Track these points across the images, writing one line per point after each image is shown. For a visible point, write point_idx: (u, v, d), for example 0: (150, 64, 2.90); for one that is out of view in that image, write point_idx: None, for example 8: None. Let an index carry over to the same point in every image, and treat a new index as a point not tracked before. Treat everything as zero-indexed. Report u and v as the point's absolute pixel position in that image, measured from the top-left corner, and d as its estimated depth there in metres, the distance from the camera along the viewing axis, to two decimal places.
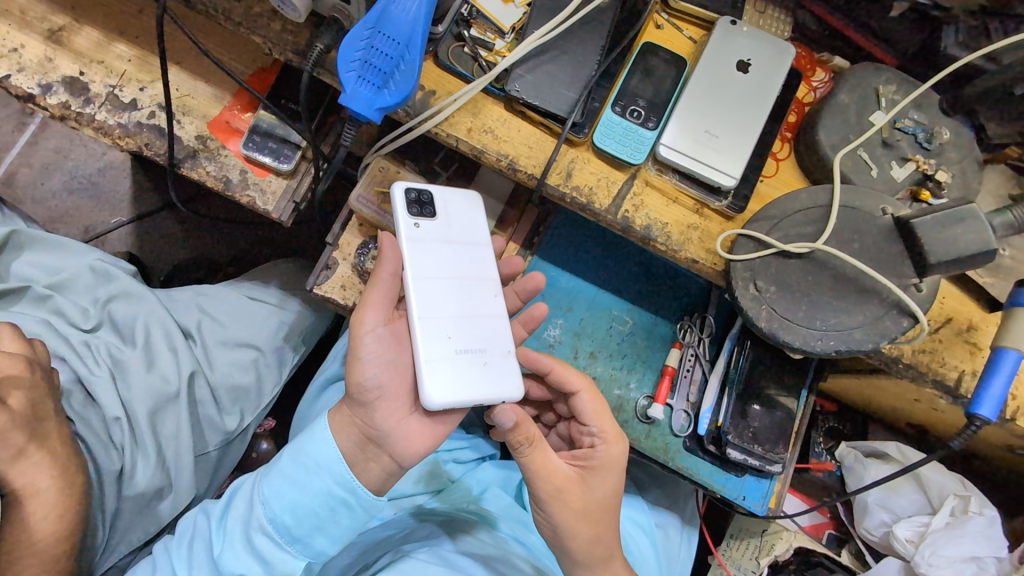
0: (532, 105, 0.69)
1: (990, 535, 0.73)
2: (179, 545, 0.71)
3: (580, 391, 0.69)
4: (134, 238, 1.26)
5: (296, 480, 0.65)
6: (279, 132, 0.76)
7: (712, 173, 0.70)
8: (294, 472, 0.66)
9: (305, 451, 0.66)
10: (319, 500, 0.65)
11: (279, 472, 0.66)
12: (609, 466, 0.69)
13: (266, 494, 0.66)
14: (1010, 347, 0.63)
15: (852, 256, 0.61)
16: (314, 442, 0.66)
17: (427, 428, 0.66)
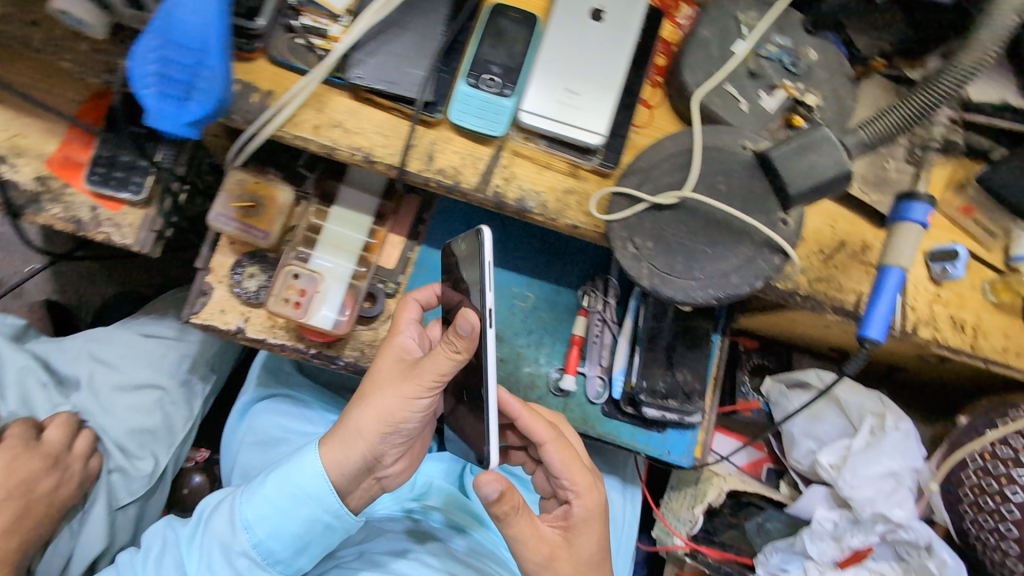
0: (379, 91, 0.66)
1: (905, 448, 0.76)
2: (146, 558, 0.71)
3: (545, 445, 0.65)
4: (52, 284, 1.16)
5: (279, 506, 0.66)
6: (123, 159, 0.70)
7: (577, 133, 0.66)
8: (276, 497, 0.67)
9: (292, 478, 0.66)
10: (303, 526, 0.67)
11: (264, 498, 0.67)
12: (590, 512, 0.65)
13: (249, 519, 0.67)
14: (894, 265, 0.63)
15: (719, 199, 0.60)
16: (299, 470, 0.67)
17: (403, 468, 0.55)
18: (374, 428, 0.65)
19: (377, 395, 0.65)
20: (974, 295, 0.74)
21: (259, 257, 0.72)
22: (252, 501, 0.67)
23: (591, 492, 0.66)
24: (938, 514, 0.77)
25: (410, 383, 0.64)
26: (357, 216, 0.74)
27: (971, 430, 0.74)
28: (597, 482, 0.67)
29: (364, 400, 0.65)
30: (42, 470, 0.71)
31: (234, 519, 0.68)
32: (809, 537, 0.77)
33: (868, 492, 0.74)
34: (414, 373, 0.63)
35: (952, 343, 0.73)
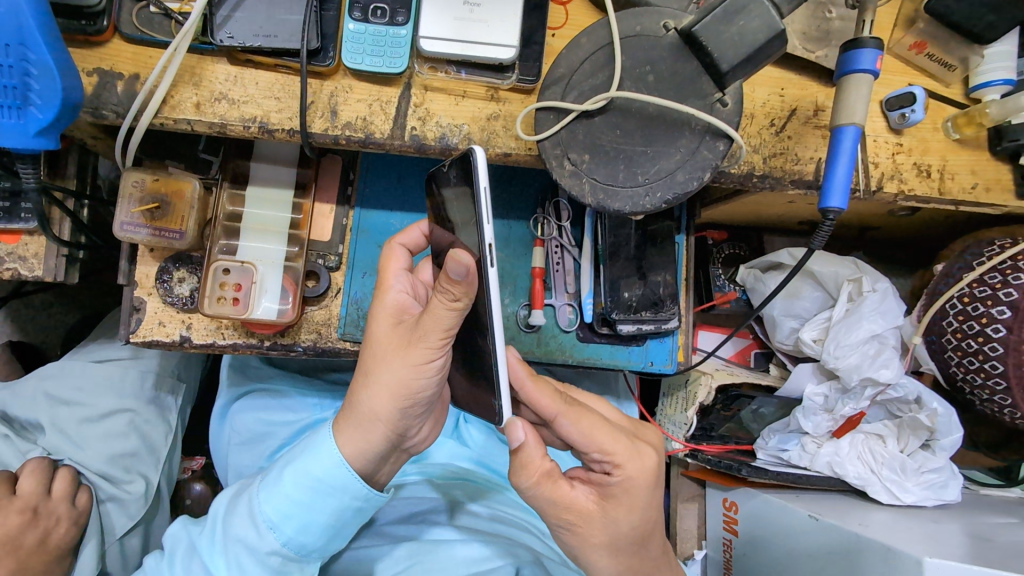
0: (255, 49, 0.57)
1: (884, 309, 0.75)
2: (171, 563, 0.63)
3: (558, 414, 0.54)
4: (10, 323, 1.07)
5: (302, 499, 0.58)
6: (4, 185, 0.63)
7: (485, 50, 0.59)
8: (295, 490, 0.58)
9: (311, 466, 0.58)
10: (333, 516, 0.59)
11: (284, 495, 0.58)
12: (637, 483, 0.54)
13: (271, 516, 0.58)
14: (847, 124, 0.59)
15: (651, 93, 0.54)
16: (315, 457, 0.59)
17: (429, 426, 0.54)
18: (391, 404, 0.57)
19: (382, 367, 0.57)
20: (938, 137, 0.70)
21: (185, 259, 0.67)
22: (273, 496, 0.58)
23: (634, 459, 0.54)
24: (925, 365, 0.77)
25: (412, 346, 0.56)
26: (279, 192, 0.69)
27: (948, 276, 0.73)
28: (639, 444, 0.55)
29: (368, 374, 0.57)
30: (23, 524, 0.68)
31: (255, 520, 0.59)
32: (802, 414, 0.78)
33: (852, 359, 0.74)
34: (422, 331, 0.55)
35: (920, 193, 0.70)
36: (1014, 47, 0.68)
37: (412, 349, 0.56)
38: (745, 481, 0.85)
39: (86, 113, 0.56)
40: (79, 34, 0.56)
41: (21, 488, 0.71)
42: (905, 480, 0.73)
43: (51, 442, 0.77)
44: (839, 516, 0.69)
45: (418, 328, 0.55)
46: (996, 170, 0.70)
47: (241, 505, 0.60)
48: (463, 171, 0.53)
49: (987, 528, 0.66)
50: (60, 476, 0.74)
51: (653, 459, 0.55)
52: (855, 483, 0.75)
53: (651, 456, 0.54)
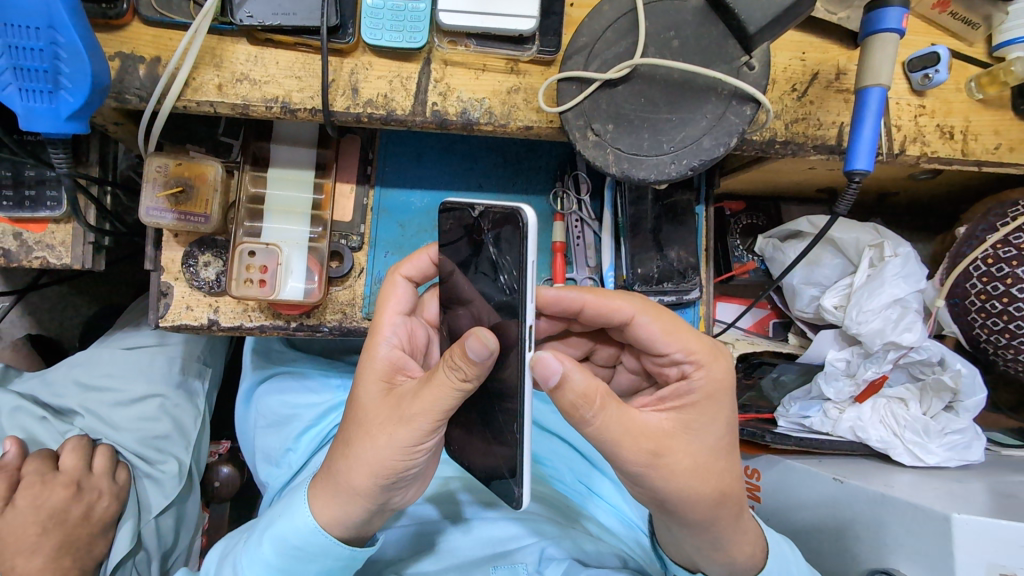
0: (275, 27, 0.57)
1: (907, 273, 0.75)
2: None
3: (634, 316, 0.54)
4: (29, 318, 1.08)
5: (286, 562, 0.57)
6: (29, 174, 0.63)
7: (505, 22, 0.58)
8: (278, 555, 0.57)
9: (287, 533, 0.56)
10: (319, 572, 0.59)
11: (264, 560, 0.57)
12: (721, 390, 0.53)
13: None
14: (874, 85, 0.58)
15: (675, 59, 0.54)
16: (292, 522, 0.56)
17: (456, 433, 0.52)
18: (370, 480, 0.53)
19: (367, 440, 0.52)
20: (961, 98, 0.69)
21: (209, 243, 0.68)
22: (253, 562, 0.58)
23: (711, 364, 0.53)
24: (948, 328, 0.77)
25: (398, 422, 0.51)
26: (298, 172, 0.69)
27: (972, 238, 0.73)
28: (717, 353, 0.54)
29: (354, 443, 0.53)
30: (68, 498, 0.71)
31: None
32: (824, 379, 0.79)
33: (875, 324, 0.74)
34: (410, 409, 0.50)
35: (943, 154, 0.69)
36: None
37: (399, 427, 0.51)
38: (767, 449, 0.85)
39: (110, 98, 0.56)
40: (100, 18, 0.55)
41: (64, 463, 0.74)
42: (929, 442, 0.73)
43: (88, 424, 0.80)
44: (862, 479, 0.70)
45: (408, 403, 0.51)
46: (1020, 129, 0.69)
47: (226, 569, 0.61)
48: (504, 240, 0.50)
49: (1010, 486, 0.67)
50: (99, 453, 0.77)
51: (728, 367, 0.54)
52: (877, 447, 0.75)
53: (726, 366, 0.53)
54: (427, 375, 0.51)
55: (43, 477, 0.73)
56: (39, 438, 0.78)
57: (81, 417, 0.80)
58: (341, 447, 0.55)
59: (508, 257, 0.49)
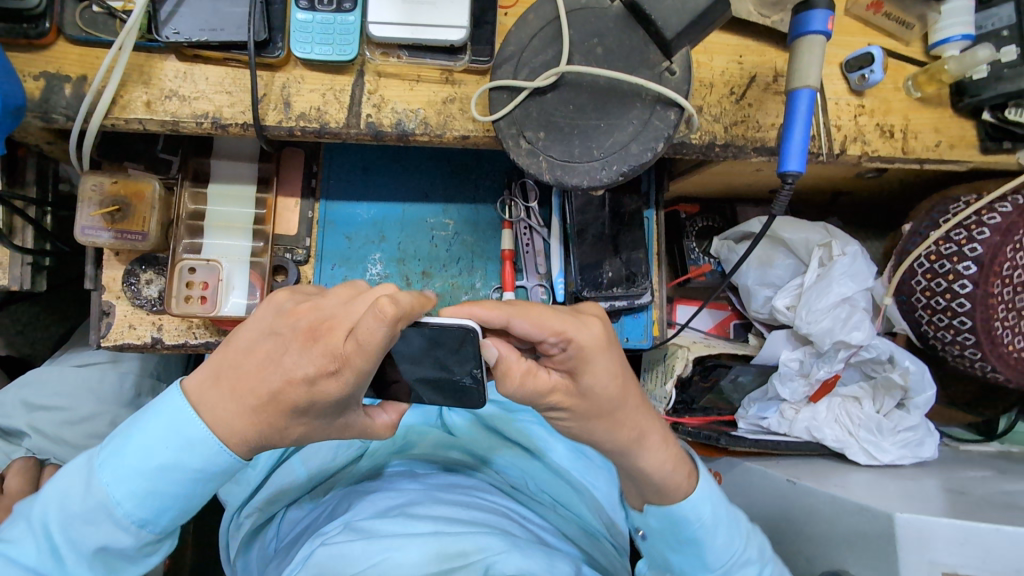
0: (201, 43, 0.57)
1: (854, 271, 0.75)
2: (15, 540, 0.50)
3: (510, 316, 0.49)
4: None
5: (136, 463, 0.48)
6: None
7: (435, 32, 0.58)
8: (146, 461, 0.49)
9: (143, 439, 0.48)
10: (186, 489, 0.50)
11: (121, 468, 0.48)
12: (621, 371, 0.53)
13: (126, 505, 0.49)
14: (802, 86, 0.59)
15: (600, 66, 0.54)
16: (151, 428, 0.49)
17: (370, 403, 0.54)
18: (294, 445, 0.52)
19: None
20: (899, 97, 0.70)
21: (151, 260, 0.67)
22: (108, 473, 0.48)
23: (578, 328, 0.50)
24: (898, 326, 0.78)
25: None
26: (240, 187, 0.69)
27: (917, 235, 0.73)
28: (583, 318, 0.52)
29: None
30: None
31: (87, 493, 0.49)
32: (779, 380, 0.79)
33: (825, 324, 0.74)
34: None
35: (884, 153, 0.70)
36: (970, 2, 0.69)
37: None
38: (727, 451, 0.85)
39: (35, 118, 0.55)
40: (22, 38, 0.55)
41: (8, 488, 0.71)
42: (882, 440, 0.74)
43: (36, 445, 0.78)
44: (816, 480, 0.70)
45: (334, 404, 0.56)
46: (958, 126, 0.70)
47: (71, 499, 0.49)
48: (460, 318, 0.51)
49: (963, 483, 0.67)
50: (48, 476, 0.75)
51: (599, 327, 0.52)
52: (833, 446, 0.75)
53: (598, 325, 0.52)
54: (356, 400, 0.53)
55: None
56: None
57: (28, 437, 0.79)
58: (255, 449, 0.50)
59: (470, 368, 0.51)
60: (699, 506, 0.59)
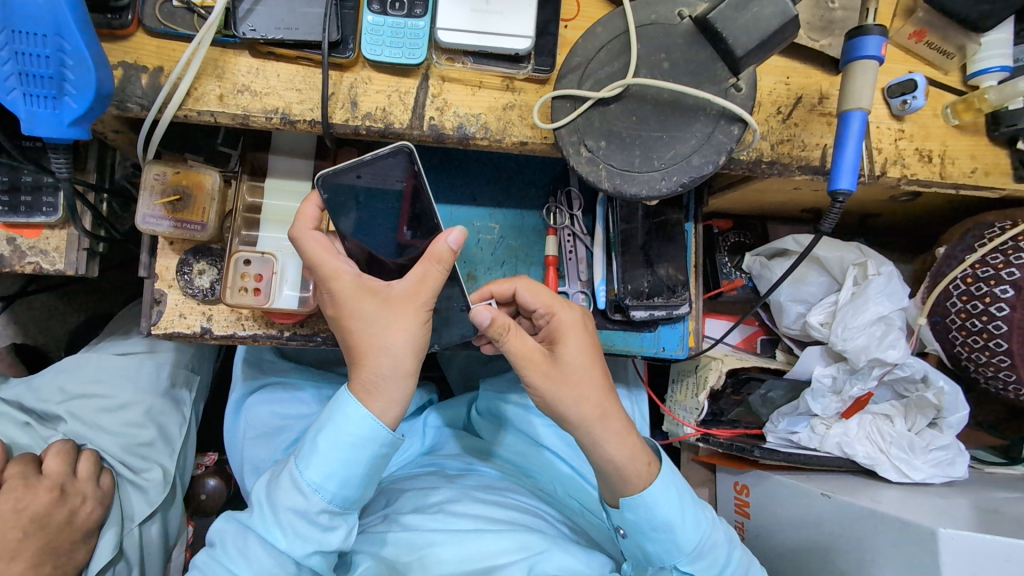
0: (277, 41, 0.58)
1: (890, 291, 0.76)
2: (224, 553, 0.62)
3: (517, 286, 0.64)
4: (17, 326, 1.08)
5: (346, 457, 0.60)
6: (26, 179, 0.64)
7: (502, 41, 0.60)
8: (334, 444, 0.60)
9: (344, 429, 0.60)
10: (369, 466, 0.61)
11: (325, 455, 0.60)
12: (569, 330, 0.61)
13: (312, 480, 0.60)
14: (855, 108, 0.61)
15: (666, 79, 0.55)
16: (347, 416, 0.60)
17: (346, 272, 0.59)
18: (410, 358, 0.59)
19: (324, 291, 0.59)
20: (938, 123, 0.72)
21: (205, 251, 0.68)
22: (313, 462, 0.60)
23: (565, 308, 0.62)
24: (931, 346, 0.79)
25: (324, 240, 0.59)
26: (297, 183, 0.70)
27: (951, 259, 0.75)
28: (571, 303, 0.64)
29: (333, 306, 0.59)
30: (52, 502, 0.68)
31: (298, 485, 0.61)
32: (811, 396, 0.80)
33: (860, 341, 0.75)
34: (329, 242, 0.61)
35: (922, 177, 0.72)
36: (1010, 35, 0.71)
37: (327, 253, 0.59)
38: (757, 464, 0.86)
39: (112, 106, 0.57)
40: (105, 28, 0.57)
41: (47, 467, 0.71)
42: (914, 458, 0.75)
43: (72, 429, 0.78)
44: (850, 494, 0.71)
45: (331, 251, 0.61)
46: (994, 155, 0.73)
47: (283, 479, 0.62)
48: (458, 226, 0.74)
49: (994, 502, 0.68)
50: (84, 458, 0.75)
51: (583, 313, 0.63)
52: (864, 462, 0.77)
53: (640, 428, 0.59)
54: (356, 277, 0.59)
55: (26, 480, 0.70)
56: (21, 443, 0.77)
57: (64, 422, 0.78)
58: (377, 378, 0.59)
59: (449, 333, 0.69)
60: (717, 543, 0.64)
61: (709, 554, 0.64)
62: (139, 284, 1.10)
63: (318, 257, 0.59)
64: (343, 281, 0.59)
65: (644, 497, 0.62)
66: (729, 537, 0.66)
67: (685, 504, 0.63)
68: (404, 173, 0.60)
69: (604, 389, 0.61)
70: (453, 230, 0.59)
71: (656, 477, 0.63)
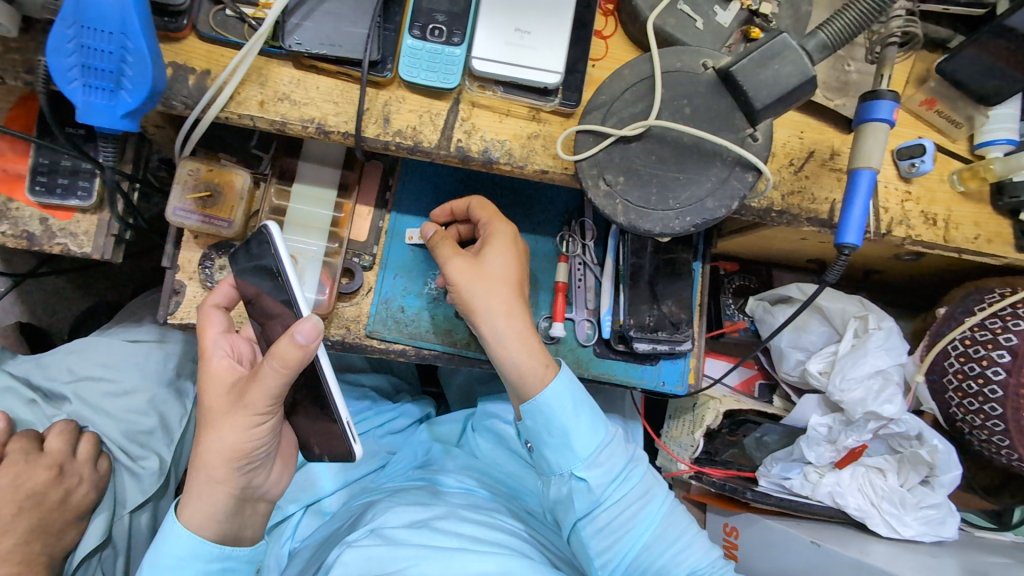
0: (320, 55, 0.61)
1: (890, 346, 0.78)
2: None
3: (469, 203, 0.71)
4: (31, 305, 1.09)
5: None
6: (66, 164, 0.67)
7: (534, 74, 0.63)
8: (169, 561, 0.60)
9: (167, 548, 0.60)
10: None
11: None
12: (501, 239, 0.68)
13: None
14: (864, 167, 0.63)
15: (686, 124, 0.58)
16: (176, 535, 0.60)
17: (219, 358, 0.62)
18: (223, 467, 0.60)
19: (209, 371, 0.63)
20: (944, 189, 0.75)
21: (227, 248, 0.70)
22: None
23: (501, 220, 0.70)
24: (926, 405, 0.80)
25: (211, 320, 0.63)
26: (323, 191, 0.73)
27: (951, 320, 0.77)
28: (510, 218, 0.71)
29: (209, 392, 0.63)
30: (50, 480, 0.70)
31: None
32: (806, 443, 0.80)
33: (857, 393, 0.77)
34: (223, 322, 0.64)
35: (926, 239, 0.74)
36: (1016, 111, 0.74)
37: (214, 332, 0.63)
38: (748, 507, 0.86)
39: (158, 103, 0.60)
40: (160, 30, 0.60)
41: (49, 445, 0.73)
42: (904, 514, 0.75)
43: (76, 411, 0.79)
44: (838, 544, 0.71)
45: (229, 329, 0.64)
46: (996, 223, 0.75)
47: None
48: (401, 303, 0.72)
49: (980, 565, 0.69)
50: (84, 440, 0.76)
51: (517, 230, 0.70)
52: (855, 515, 0.77)
53: None
54: (220, 362, 0.62)
55: (27, 456, 0.71)
56: (26, 419, 0.78)
57: (69, 403, 0.80)
58: (197, 479, 0.60)
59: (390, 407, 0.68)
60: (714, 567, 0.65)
61: (603, 464, 0.68)
62: (153, 274, 1.12)
63: (205, 337, 0.63)
64: (217, 365, 0.61)
65: (542, 403, 0.66)
66: (629, 456, 0.72)
67: (581, 410, 0.68)
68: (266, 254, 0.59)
69: (512, 297, 0.67)
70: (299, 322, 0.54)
71: (551, 379, 0.67)
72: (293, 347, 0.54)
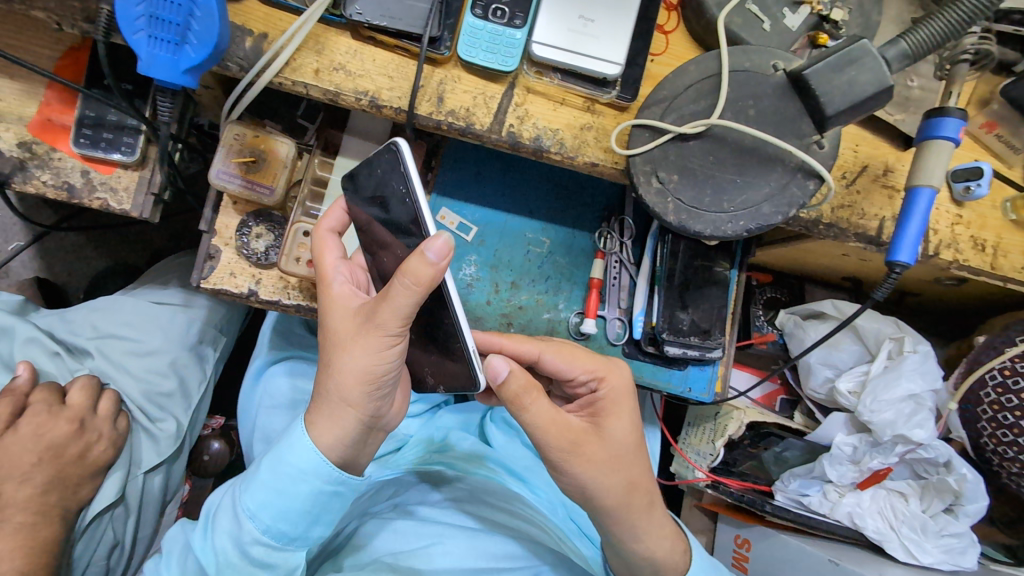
0: (380, 27, 0.60)
1: (925, 370, 0.76)
2: (169, 561, 0.66)
3: (543, 351, 0.63)
4: (56, 259, 1.09)
5: (284, 489, 0.57)
6: (112, 118, 0.66)
7: (594, 63, 0.62)
8: (285, 480, 0.57)
9: (288, 459, 0.57)
10: (314, 501, 0.58)
11: (262, 486, 0.58)
12: (616, 392, 0.62)
13: (248, 507, 0.58)
14: (924, 185, 0.62)
15: (749, 126, 0.57)
16: (292, 449, 0.57)
17: (340, 284, 0.57)
18: (358, 389, 0.55)
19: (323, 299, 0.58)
20: (996, 215, 0.73)
21: (266, 216, 0.70)
22: (255, 490, 0.58)
23: (614, 371, 0.62)
24: (955, 432, 0.79)
25: (330, 244, 0.59)
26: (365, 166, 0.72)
27: (990, 349, 0.75)
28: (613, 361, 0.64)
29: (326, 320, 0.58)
30: (71, 434, 0.70)
31: (240, 511, 0.59)
32: (828, 461, 0.80)
33: (886, 415, 0.76)
34: (339, 246, 0.59)
35: (973, 264, 0.73)
36: None
37: (330, 255, 0.58)
38: (763, 521, 0.85)
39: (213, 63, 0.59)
40: None
41: (71, 399, 0.73)
42: (925, 541, 0.74)
43: (98, 367, 0.79)
44: (856, 564, 0.70)
45: (343, 255, 0.60)
46: None
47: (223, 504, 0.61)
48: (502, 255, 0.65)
49: None
50: (105, 397, 0.76)
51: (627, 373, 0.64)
52: (873, 538, 0.76)
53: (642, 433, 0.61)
54: (337, 289, 0.56)
55: (50, 408, 0.72)
56: (48, 371, 0.78)
57: (92, 358, 0.80)
58: (330, 402, 0.56)
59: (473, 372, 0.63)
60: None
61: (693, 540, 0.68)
62: (178, 237, 1.11)
63: (324, 264, 0.58)
64: (335, 293, 0.56)
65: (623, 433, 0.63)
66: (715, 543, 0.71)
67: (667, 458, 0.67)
68: (395, 172, 0.54)
69: (626, 429, 0.61)
70: (430, 239, 0.48)
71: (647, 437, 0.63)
72: (425, 263, 0.47)
